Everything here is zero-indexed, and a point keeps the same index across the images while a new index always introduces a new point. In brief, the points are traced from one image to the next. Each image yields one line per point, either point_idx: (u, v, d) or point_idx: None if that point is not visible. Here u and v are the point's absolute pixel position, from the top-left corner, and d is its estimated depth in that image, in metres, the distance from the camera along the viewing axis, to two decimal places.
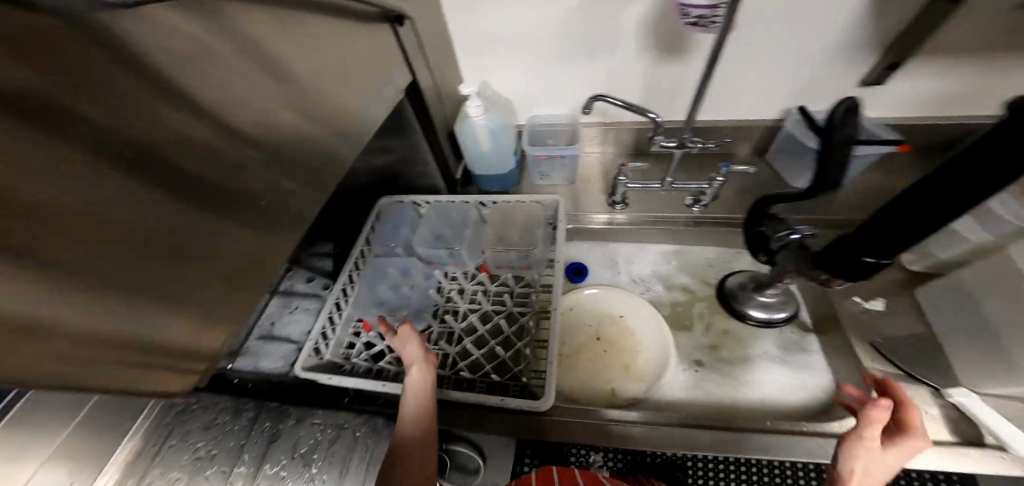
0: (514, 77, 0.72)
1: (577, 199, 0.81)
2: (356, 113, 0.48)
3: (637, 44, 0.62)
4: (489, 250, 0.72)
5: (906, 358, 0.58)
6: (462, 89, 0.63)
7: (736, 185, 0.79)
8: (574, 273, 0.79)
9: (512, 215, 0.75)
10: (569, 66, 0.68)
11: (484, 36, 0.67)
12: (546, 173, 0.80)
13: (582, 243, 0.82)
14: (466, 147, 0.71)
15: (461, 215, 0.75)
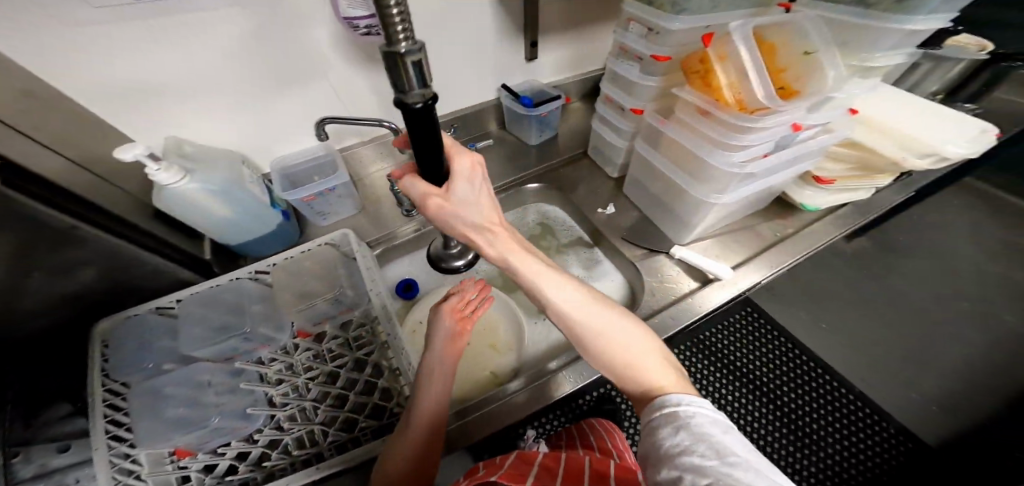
0: (230, 129, 0.67)
1: (374, 221, 0.81)
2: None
3: (343, 58, 0.68)
4: (295, 311, 0.64)
5: (644, 236, 0.78)
6: (119, 156, 0.46)
7: (499, 158, 0.93)
8: (404, 290, 0.78)
9: (305, 268, 0.68)
10: (288, 94, 0.68)
11: (161, 89, 0.56)
12: (325, 212, 0.76)
13: (399, 259, 0.83)
14: (189, 219, 0.58)
15: (237, 294, 0.63)
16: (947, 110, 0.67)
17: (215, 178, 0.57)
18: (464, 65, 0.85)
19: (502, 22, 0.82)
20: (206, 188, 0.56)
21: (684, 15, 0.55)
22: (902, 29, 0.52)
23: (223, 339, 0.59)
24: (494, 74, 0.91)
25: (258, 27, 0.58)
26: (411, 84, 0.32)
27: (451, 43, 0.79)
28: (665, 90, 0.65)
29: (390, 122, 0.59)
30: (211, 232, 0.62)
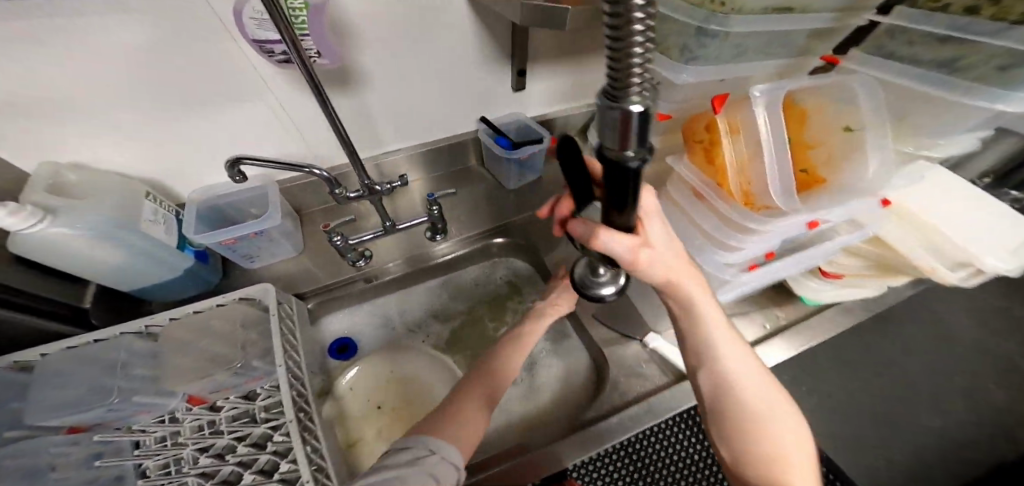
0: (147, 154, 0.59)
1: (323, 264, 0.76)
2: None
3: (288, 77, 0.59)
4: (184, 381, 0.50)
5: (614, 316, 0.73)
6: None
7: (471, 204, 0.87)
8: (341, 350, 0.72)
9: (213, 325, 0.56)
10: (219, 113, 0.59)
11: (60, 108, 0.49)
12: (253, 253, 0.68)
13: (341, 310, 0.76)
14: (70, 267, 0.50)
15: (113, 354, 0.50)
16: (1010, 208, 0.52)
17: (102, 221, 0.49)
18: (441, 94, 0.76)
19: (486, 47, 0.72)
20: (84, 237, 0.48)
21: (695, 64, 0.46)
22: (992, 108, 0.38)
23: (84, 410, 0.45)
24: (474, 109, 0.83)
25: (161, 41, 0.48)
26: (625, 147, 0.15)
27: (427, 65, 0.69)
28: (656, 154, 0.53)
29: (315, 169, 0.53)
30: (99, 277, 0.54)
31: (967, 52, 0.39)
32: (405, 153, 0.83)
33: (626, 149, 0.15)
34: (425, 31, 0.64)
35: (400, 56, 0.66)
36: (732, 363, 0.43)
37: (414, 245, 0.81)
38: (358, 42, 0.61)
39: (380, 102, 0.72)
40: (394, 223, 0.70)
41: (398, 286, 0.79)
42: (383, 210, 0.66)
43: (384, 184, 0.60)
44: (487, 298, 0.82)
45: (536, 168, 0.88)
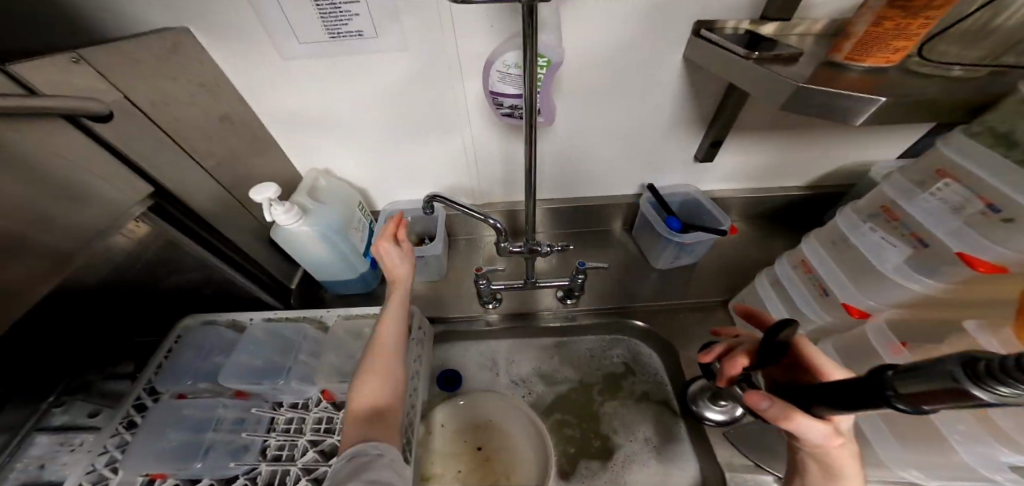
0: (359, 164, 0.73)
1: (453, 293, 0.82)
2: (99, 207, 0.40)
3: (488, 116, 0.65)
4: (327, 371, 0.58)
5: (755, 448, 0.60)
6: (254, 195, 0.55)
7: (603, 272, 0.83)
8: (446, 382, 0.71)
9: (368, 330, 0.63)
10: (423, 138, 0.69)
11: (318, 116, 0.64)
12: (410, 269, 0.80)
13: (462, 343, 0.77)
14: (293, 252, 0.67)
15: (293, 334, 0.61)
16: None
17: (326, 224, 0.64)
18: (614, 156, 0.74)
19: (678, 117, 0.68)
20: (314, 234, 0.64)
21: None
22: None
23: (256, 380, 0.56)
24: (641, 174, 0.78)
25: (418, 76, 0.58)
26: (920, 400, 0.17)
27: (614, 122, 0.68)
28: (936, 305, 0.42)
29: (490, 220, 0.60)
30: (306, 263, 0.70)
31: None
32: (558, 204, 0.83)
33: (939, 395, 0.16)
34: (624, 93, 0.63)
35: (593, 110, 0.66)
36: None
37: (542, 305, 0.79)
38: (561, 89, 0.62)
39: (555, 147, 0.73)
40: (535, 281, 0.72)
41: (511, 334, 0.78)
42: (530, 268, 0.70)
43: (547, 247, 0.65)
44: (603, 376, 0.72)
45: (696, 252, 0.79)
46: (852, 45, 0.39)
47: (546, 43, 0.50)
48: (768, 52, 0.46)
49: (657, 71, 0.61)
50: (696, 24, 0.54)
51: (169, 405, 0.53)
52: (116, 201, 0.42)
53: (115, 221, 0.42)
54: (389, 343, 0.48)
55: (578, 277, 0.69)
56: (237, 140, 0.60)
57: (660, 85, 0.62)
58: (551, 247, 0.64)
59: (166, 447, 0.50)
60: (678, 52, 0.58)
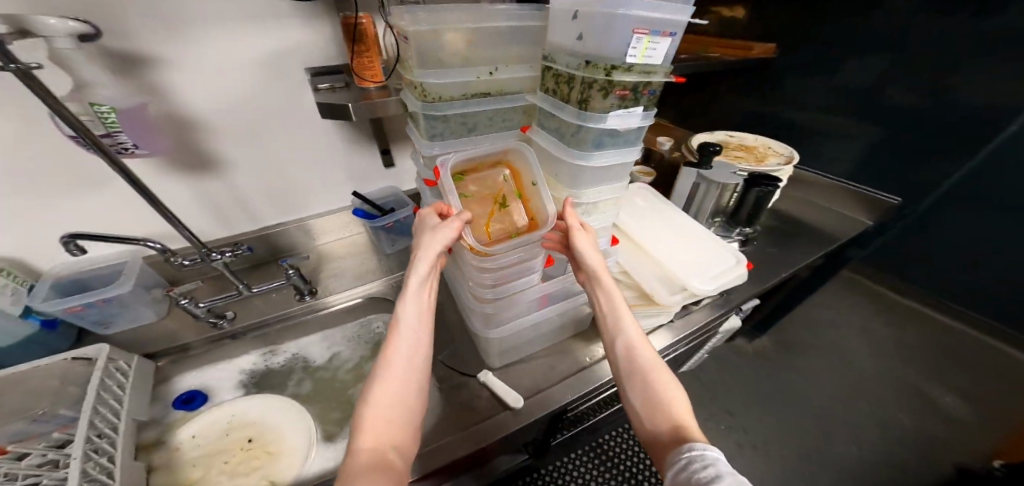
0: None
1: (155, 339, 0.70)
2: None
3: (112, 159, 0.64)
4: None
5: (468, 358, 0.70)
6: None
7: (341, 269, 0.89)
8: (184, 402, 0.66)
9: (29, 386, 0.54)
10: (66, 196, 0.63)
11: None
12: (105, 321, 0.66)
13: (197, 371, 0.72)
14: None
15: None
16: (711, 232, 0.72)
17: None
18: (300, 176, 0.85)
19: (332, 138, 0.83)
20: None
21: (439, 141, 0.51)
22: (590, 165, 0.45)
23: None
24: (348, 181, 0.91)
25: (25, 134, 0.55)
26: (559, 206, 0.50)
27: (277, 150, 0.79)
28: None
29: (151, 243, 0.62)
30: None
31: (563, 124, 0.45)
32: (272, 228, 0.87)
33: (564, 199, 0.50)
34: (272, 123, 0.75)
35: (261, 145, 0.77)
36: (623, 355, 0.46)
37: (277, 306, 0.78)
38: (206, 131, 0.70)
39: (237, 184, 0.80)
40: (246, 287, 0.72)
41: (236, 352, 0.74)
42: (231, 276, 0.70)
43: (223, 252, 0.67)
44: (351, 355, 0.78)
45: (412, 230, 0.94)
46: (355, 72, 0.63)
47: (100, 94, 0.50)
48: (331, 85, 0.67)
49: (287, 100, 0.74)
50: (308, 70, 0.72)
51: None
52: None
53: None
54: (401, 357, 0.39)
55: (291, 272, 0.75)
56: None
57: (297, 113, 0.76)
58: (228, 249, 0.68)
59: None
60: (308, 94, 0.75)
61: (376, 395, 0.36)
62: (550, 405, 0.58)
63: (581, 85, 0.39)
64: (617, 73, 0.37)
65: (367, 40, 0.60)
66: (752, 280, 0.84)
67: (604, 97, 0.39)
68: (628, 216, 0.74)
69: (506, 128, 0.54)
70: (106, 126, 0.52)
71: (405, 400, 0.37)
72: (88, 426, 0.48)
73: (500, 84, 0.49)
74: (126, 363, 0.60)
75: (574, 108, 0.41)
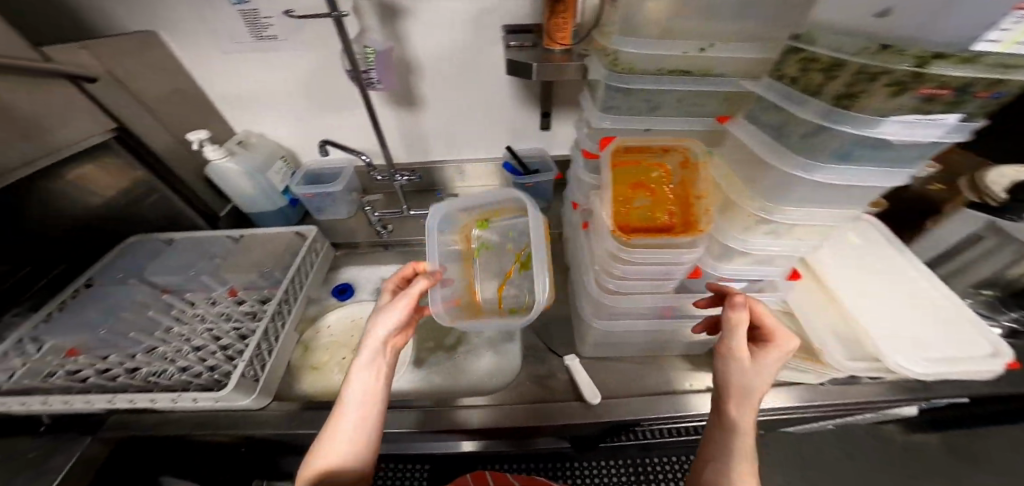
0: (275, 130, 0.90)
1: (347, 228, 0.96)
2: (79, 130, 0.59)
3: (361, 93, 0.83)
4: (236, 273, 0.77)
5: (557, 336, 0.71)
6: (189, 136, 0.71)
7: None
8: (340, 292, 0.88)
9: (270, 246, 0.82)
10: (322, 112, 0.86)
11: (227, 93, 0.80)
12: (322, 208, 0.95)
13: (358, 264, 0.94)
14: (224, 187, 0.83)
15: (212, 246, 0.79)
16: (969, 309, 0.52)
17: (247, 163, 0.81)
18: (469, 126, 0.95)
19: (503, 96, 0.88)
20: (240, 170, 0.80)
21: (612, 114, 0.47)
22: (811, 178, 0.35)
23: (176, 274, 0.73)
24: (505, 136, 0.97)
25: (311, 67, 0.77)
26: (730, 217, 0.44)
27: (459, 97, 0.88)
28: None
29: (362, 156, 0.79)
30: (237, 197, 0.86)
31: (792, 119, 0.36)
32: (436, 164, 1.02)
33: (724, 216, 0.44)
34: (463, 74, 0.84)
35: (448, 90, 0.87)
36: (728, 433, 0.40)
37: (424, 230, 0.95)
38: (417, 72, 0.83)
39: (423, 123, 0.94)
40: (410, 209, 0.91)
41: (388, 257, 0.95)
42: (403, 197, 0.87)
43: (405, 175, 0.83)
44: None
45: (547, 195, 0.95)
46: (546, 36, 0.63)
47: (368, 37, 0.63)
48: (518, 44, 0.69)
49: (482, 55, 0.81)
50: (505, 28, 0.76)
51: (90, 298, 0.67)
52: (78, 133, 0.59)
53: (84, 145, 0.60)
54: (354, 401, 0.46)
55: None
56: (193, 110, 0.78)
57: (483, 68, 0.82)
58: (409, 174, 0.83)
59: (87, 321, 0.65)
60: (495, 50, 0.80)
61: (335, 428, 0.44)
62: (627, 416, 0.56)
63: (854, 75, 0.30)
64: (937, 64, 0.27)
65: (568, 3, 0.57)
66: (972, 381, 0.60)
67: (893, 95, 0.29)
68: (830, 249, 0.58)
69: (694, 115, 0.47)
70: (366, 64, 0.66)
71: (364, 433, 0.44)
72: (281, 297, 0.71)
73: (707, 65, 0.41)
74: (320, 245, 0.85)
75: (823, 103, 0.32)
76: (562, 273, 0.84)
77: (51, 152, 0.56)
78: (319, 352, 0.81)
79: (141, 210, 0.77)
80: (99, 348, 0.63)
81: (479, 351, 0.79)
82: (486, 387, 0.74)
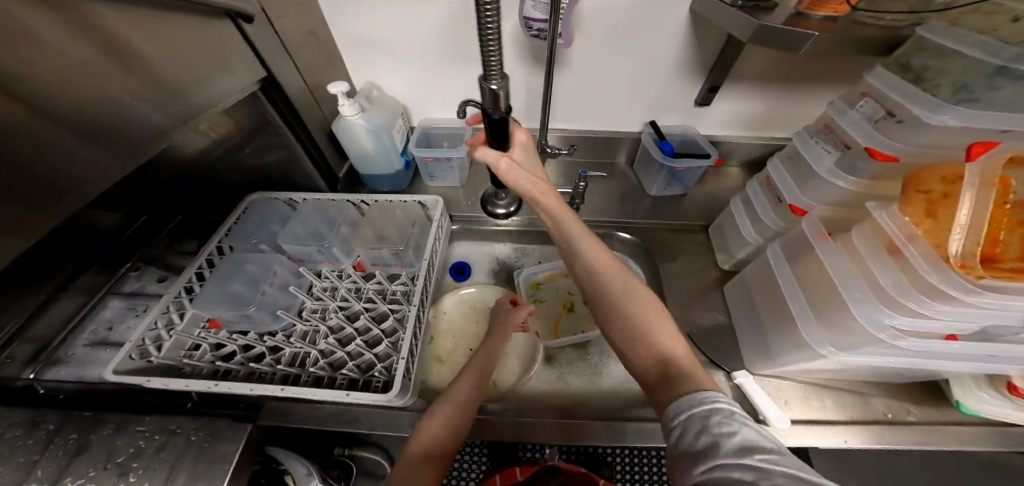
0: (397, 83, 0.80)
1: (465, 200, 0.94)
2: (227, 87, 0.49)
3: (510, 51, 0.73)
4: (364, 246, 0.73)
5: (713, 345, 0.67)
6: (330, 89, 0.62)
7: (601, 195, 0.91)
8: (457, 272, 0.87)
9: (394, 217, 0.79)
10: (456, 66, 0.76)
11: (361, 36, 0.71)
12: (436, 174, 0.91)
13: (470, 242, 0.94)
14: (346, 145, 0.75)
15: (338, 211, 0.77)
16: None
17: (377, 119, 0.71)
18: (611, 96, 0.82)
19: (667, 63, 0.74)
20: (365, 127, 0.71)
21: (958, 107, 0.40)
22: None
23: (305, 242, 0.71)
24: (648, 109, 0.84)
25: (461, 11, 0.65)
26: (498, 102, 0.43)
27: (613, 63, 0.75)
28: (860, 199, 0.51)
29: None
30: (354, 156, 0.79)
31: None
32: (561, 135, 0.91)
33: (491, 92, 0.41)
34: (631, 35, 0.70)
35: (607, 50, 0.73)
36: (631, 314, 0.41)
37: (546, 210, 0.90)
38: (579, 24, 0.69)
39: (561, 88, 0.82)
40: None
41: (507, 237, 0.92)
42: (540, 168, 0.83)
43: (555, 147, 0.76)
44: None
45: (687, 182, 0.86)
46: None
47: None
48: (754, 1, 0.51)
49: (663, 14, 0.66)
50: None
51: (224, 268, 0.69)
52: (225, 91, 0.48)
53: (223, 106, 0.49)
54: (463, 392, 0.55)
55: (580, 185, 0.80)
56: (321, 52, 0.68)
57: (655, 27, 0.68)
58: (558, 148, 0.76)
59: (230, 293, 0.67)
60: (682, 5, 0.65)
61: (437, 412, 0.52)
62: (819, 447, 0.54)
63: None
64: None
65: None
66: None
67: None
68: None
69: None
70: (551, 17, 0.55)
71: (459, 417, 0.52)
72: (421, 281, 0.71)
73: None
74: (444, 217, 0.84)
75: None
76: (707, 272, 0.78)
77: (199, 114, 0.45)
78: (443, 340, 0.81)
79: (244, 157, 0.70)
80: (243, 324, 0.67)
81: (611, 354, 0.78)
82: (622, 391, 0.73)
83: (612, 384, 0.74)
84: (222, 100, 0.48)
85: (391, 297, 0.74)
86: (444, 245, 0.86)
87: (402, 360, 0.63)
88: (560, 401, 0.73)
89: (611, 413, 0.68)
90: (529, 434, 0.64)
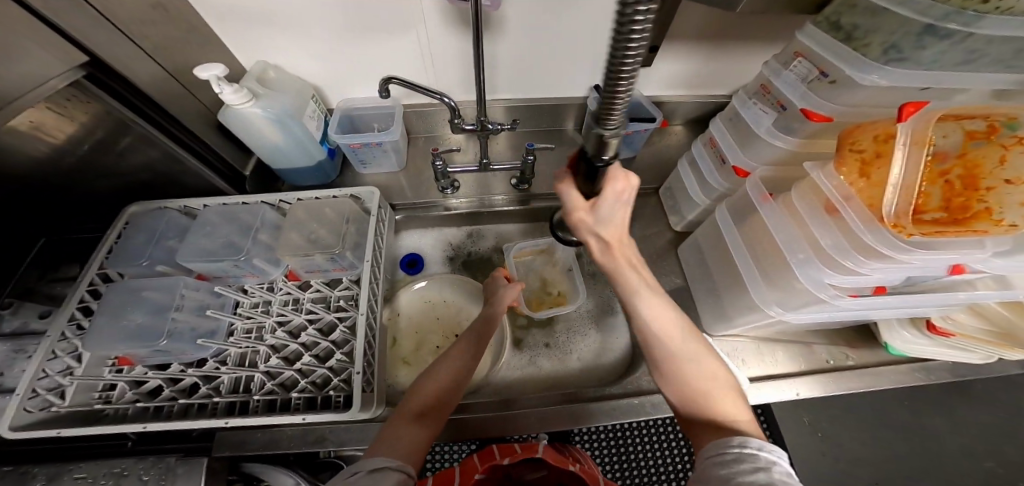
0: (304, 58, 0.68)
1: (408, 185, 0.86)
2: (35, 67, 0.37)
3: (434, 16, 0.63)
4: (292, 255, 0.64)
5: None
6: (198, 74, 0.50)
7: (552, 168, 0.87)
8: (409, 265, 0.81)
9: (324, 214, 0.70)
10: (374, 36, 0.66)
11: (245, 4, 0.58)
12: (369, 161, 0.81)
13: (418, 230, 0.87)
14: (245, 137, 0.64)
15: (254, 216, 0.67)
16: None
17: (278, 106, 0.60)
18: (552, 60, 0.76)
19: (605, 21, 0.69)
20: (268, 117, 0.60)
21: (883, 68, 0.41)
22: None
23: (213, 259, 0.61)
24: (591, 72, 0.79)
25: None
26: (604, 150, 0.33)
27: (549, 24, 0.68)
28: (797, 156, 0.51)
29: (446, 98, 0.64)
30: (261, 150, 0.67)
31: None
32: (504, 106, 0.84)
33: (602, 139, 0.32)
34: None
35: (541, 10, 0.66)
36: (688, 379, 0.42)
37: (498, 189, 0.87)
38: None
39: (497, 54, 0.74)
40: (489, 165, 0.80)
41: (459, 221, 0.87)
42: (483, 146, 0.77)
43: (496, 124, 0.70)
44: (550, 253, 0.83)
45: (634, 147, 0.84)
46: None
47: None
48: None
49: None
50: None
51: (117, 298, 0.58)
52: (33, 73, 0.36)
53: (35, 94, 0.37)
54: (462, 357, 0.54)
55: (528, 159, 0.76)
56: (175, 30, 0.54)
57: None
58: (499, 124, 0.70)
59: (129, 327, 0.57)
60: None
61: (430, 378, 0.52)
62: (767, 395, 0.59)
63: None
64: None
65: None
66: None
67: None
68: None
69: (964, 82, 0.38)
70: None
71: (453, 381, 0.52)
72: (367, 285, 0.65)
73: None
74: (385, 209, 0.76)
75: None
76: (661, 237, 0.78)
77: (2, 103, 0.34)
78: (404, 342, 0.76)
79: (109, 163, 0.57)
80: (159, 359, 0.57)
81: (577, 331, 0.78)
82: (590, 366, 0.75)
83: (580, 360, 0.75)
84: (30, 97, 0.36)
85: (335, 304, 0.67)
86: (390, 239, 0.79)
87: (356, 375, 0.58)
88: (533, 386, 0.72)
89: (585, 391, 0.68)
90: (505, 425, 0.63)
